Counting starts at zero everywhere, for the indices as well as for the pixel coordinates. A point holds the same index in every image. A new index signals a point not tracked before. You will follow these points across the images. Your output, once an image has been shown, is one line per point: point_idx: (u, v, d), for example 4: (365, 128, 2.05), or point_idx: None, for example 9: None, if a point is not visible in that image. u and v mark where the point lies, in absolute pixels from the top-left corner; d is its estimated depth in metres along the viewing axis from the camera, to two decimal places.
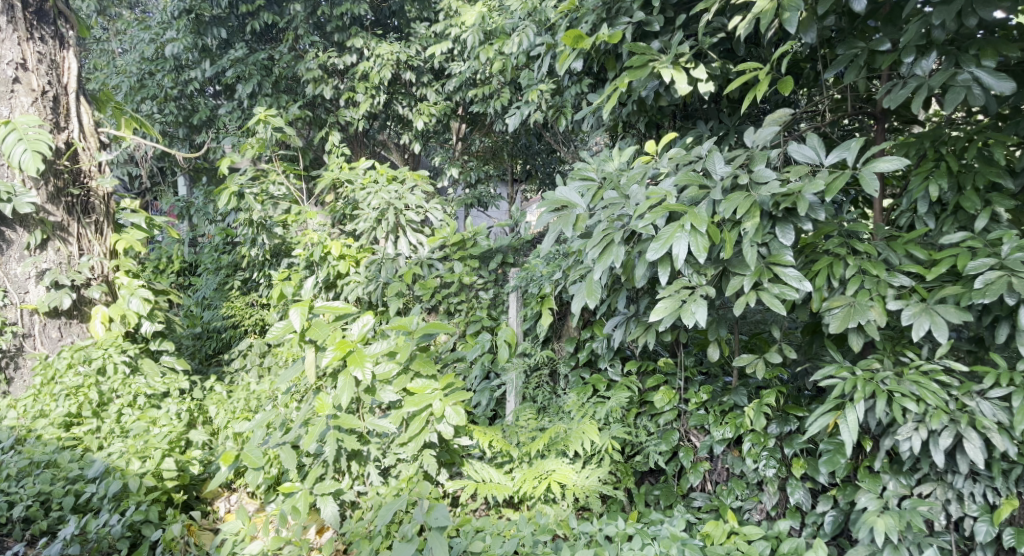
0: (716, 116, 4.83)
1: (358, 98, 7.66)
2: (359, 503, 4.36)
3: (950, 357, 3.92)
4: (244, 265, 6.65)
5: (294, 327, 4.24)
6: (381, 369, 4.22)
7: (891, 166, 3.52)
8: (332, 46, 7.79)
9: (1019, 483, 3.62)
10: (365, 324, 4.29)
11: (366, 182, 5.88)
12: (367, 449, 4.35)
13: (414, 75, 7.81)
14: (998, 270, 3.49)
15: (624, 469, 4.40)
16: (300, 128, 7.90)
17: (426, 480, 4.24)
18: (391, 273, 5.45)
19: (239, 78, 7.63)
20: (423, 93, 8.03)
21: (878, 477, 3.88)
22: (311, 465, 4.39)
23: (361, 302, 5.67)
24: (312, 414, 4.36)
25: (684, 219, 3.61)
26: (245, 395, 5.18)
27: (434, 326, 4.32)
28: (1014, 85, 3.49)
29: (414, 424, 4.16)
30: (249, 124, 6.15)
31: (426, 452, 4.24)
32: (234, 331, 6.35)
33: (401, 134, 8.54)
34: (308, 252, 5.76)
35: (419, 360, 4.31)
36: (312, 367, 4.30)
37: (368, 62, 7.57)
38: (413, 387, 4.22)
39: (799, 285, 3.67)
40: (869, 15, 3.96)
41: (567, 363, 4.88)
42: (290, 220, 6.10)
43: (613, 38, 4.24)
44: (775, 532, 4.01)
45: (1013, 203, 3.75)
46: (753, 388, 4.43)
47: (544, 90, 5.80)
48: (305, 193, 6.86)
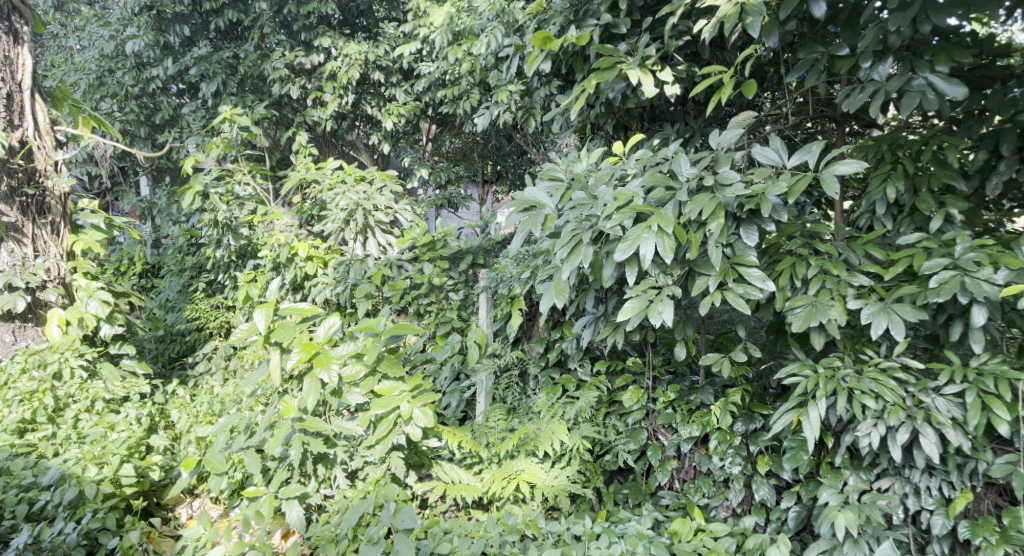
0: (682, 119, 4.89)
1: (326, 98, 7.62)
2: (326, 507, 4.33)
3: (908, 354, 4.00)
4: (209, 267, 6.57)
5: (259, 328, 4.21)
6: (347, 371, 4.20)
7: (851, 169, 3.59)
8: (299, 46, 7.74)
9: (973, 477, 3.71)
10: (331, 326, 4.29)
11: (335, 182, 5.84)
12: (334, 452, 4.33)
13: (382, 75, 7.79)
14: (952, 270, 3.59)
15: (593, 469, 4.42)
16: (267, 128, 7.82)
17: (393, 483, 4.24)
18: (360, 274, 5.43)
19: (203, 77, 7.54)
20: (392, 93, 8.01)
21: (840, 473, 3.96)
22: (275, 470, 4.37)
23: (329, 304, 5.61)
24: (278, 418, 4.32)
25: (651, 220, 3.66)
26: (209, 399, 5.09)
27: (402, 327, 4.31)
28: (966, 90, 3.58)
29: (382, 426, 4.16)
30: (214, 123, 6.09)
31: (394, 454, 4.24)
32: (198, 334, 6.28)
33: (370, 134, 8.49)
34: (274, 253, 5.71)
35: (387, 362, 4.31)
36: (278, 369, 4.25)
37: (336, 62, 7.52)
38: (381, 389, 4.23)
39: (762, 285, 3.72)
40: (829, 21, 4.04)
41: (536, 363, 4.91)
42: (256, 221, 6.05)
43: (581, 40, 4.29)
44: (741, 529, 4.07)
45: (967, 204, 3.84)
46: (719, 387, 4.49)
47: (514, 91, 5.80)
48: (272, 193, 6.80)
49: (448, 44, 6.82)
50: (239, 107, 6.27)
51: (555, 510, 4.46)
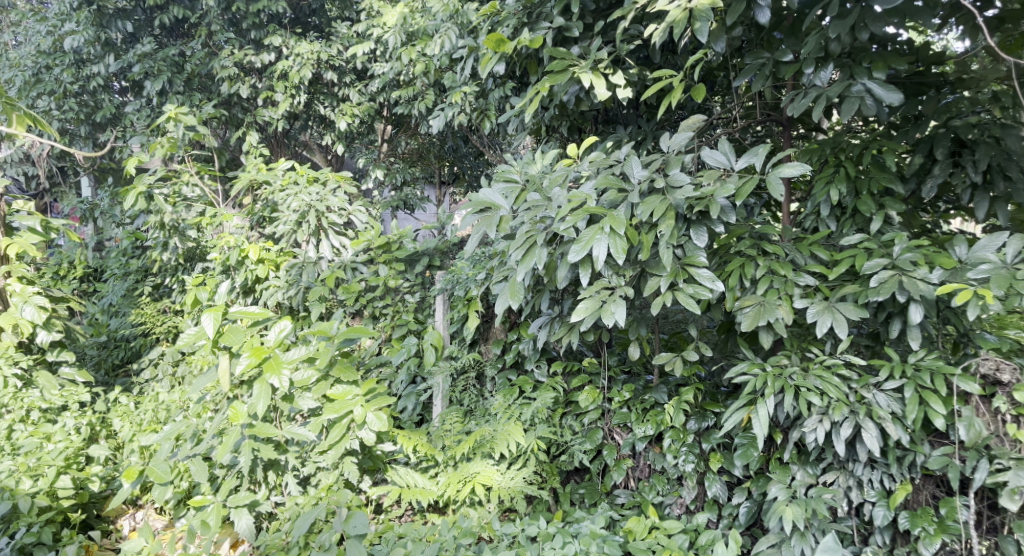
0: (635, 122, 4.96)
1: (277, 97, 7.53)
2: (277, 515, 4.33)
3: (851, 351, 4.12)
4: (155, 270, 6.43)
5: (207, 332, 4.14)
6: (299, 376, 4.18)
7: (796, 172, 3.67)
8: (248, 44, 7.65)
9: (912, 469, 3.83)
10: (282, 329, 4.24)
11: (287, 183, 5.76)
12: (285, 458, 4.28)
13: (335, 75, 7.73)
14: (890, 269, 3.70)
15: (550, 469, 4.47)
16: (215, 128, 7.70)
17: (346, 488, 4.22)
18: (313, 276, 5.41)
19: (147, 75, 7.37)
20: (345, 93, 7.94)
21: (788, 468, 4.05)
22: (224, 478, 4.31)
23: (281, 307, 5.57)
24: (226, 424, 4.25)
25: (604, 222, 3.70)
26: (154, 405, 4.97)
27: (355, 331, 4.24)
28: (901, 96, 3.70)
29: (335, 431, 4.11)
30: (159, 122, 5.97)
31: (347, 459, 4.21)
32: (145, 340, 6.16)
33: (323, 134, 8.41)
34: (223, 256, 5.62)
35: (340, 366, 4.27)
36: (227, 374, 4.20)
37: (288, 62, 7.45)
38: (333, 393, 4.20)
39: (711, 286, 3.79)
40: (773, 27, 4.12)
41: (493, 364, 4.93)
42: (206, 223, 5.96)
43: (534, 43, 4.33)
44: (694, 525, 4.13)
45: (905, 207, 3.97)
46: (673, 386, 4.55)
47: (468, 92, 5.79)
48: (221, 194, 6.71)
49: (402, 45, 6.79)
50: (185, 107, 6.17)
51: (512, 512, 4.50)
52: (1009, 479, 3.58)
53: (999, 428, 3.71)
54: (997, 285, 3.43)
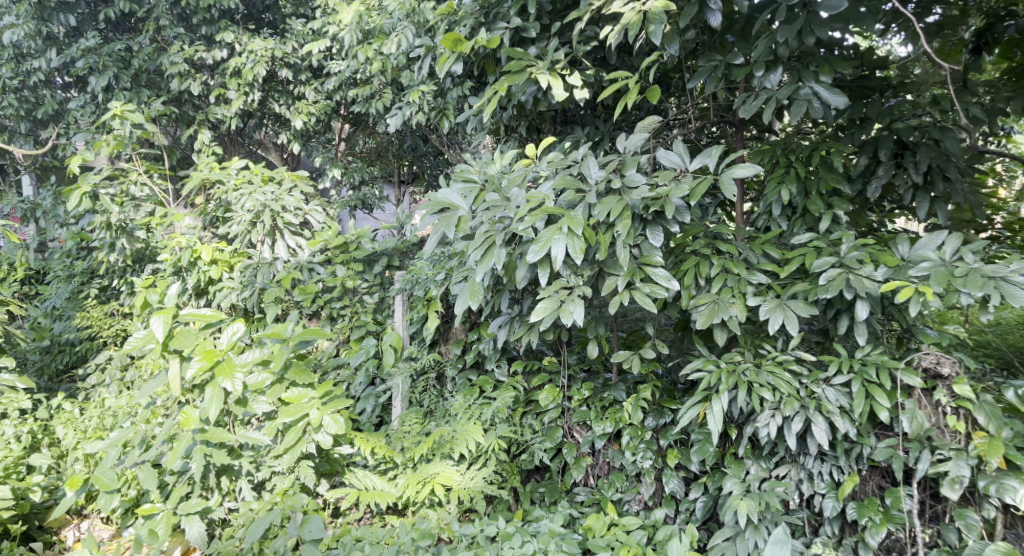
0: (593, 122, 5.01)
1: (230, 95, 7.41)
2: (230, 521, 4.26)
3: (802, 347, 4.22)
4: (102, 272, 6.28)
5: (157, 336, 4.08)
6: (253, 379, 4.15)
7: (748, 172, 3.75)
8: (199, 40, 7.52)
9: (859, 461, 3.94)
10: (235, 332, 4.19)
11: (240, 182, 5.65)
12: (238, 463, 4.24)
13: (290, 72, 7.63)
14: (838, 267, 3.80)
15: (510, 469, 4.49)
16: (165, 125, 7.57)
17: (301, 493, 4.21)
18: (268, 278, 5.34)
19: (91, 70, 7.21)
20: (301, 91, 7.83)
21: (742, 462, 4.12)
22: (174, 484, 4.25)
23: (235, 310, 5.50)
24: (177, 430, 4.16)
25: (562, 223, 3.73)
26: (99, 412, 4.86)
27: (311, 333, 4.21)
28: (847, 100, 3.81)
29: (290, 435, 4.10)
30: (104, 119, 5.85)
31: (304, 463, 4.21)
32: (90, 344, 6.03)
33: (278, 133, 8.31)
34: (175, 257, 5.50)
35: (295, 369, 4.24)
36: (177, 379, 4.13)
37: (241, 58, 7.34)
38: (289, 397, 4.17)
39: (667, 284, 3.85)
40: (725, 31, 4.20)
41: (454, 364, 4.94)
42: (155, 224, 5.86)
43: (491, 43, 4.34)
44: (652, 521, 4.19)
45: (852, 206, 4.08)
46: (632, 383, 4.60)
47: (426, 91, 5.76)
48: (171, 194, 6.60)
49: (358, 42, 6.70)
50: (131, 103, 6.04)
51: (472, 512, 4.52)
52: (949, 469, 3.72)
53: (940, 420, 3.84)
54: (937, 282, 3.55)
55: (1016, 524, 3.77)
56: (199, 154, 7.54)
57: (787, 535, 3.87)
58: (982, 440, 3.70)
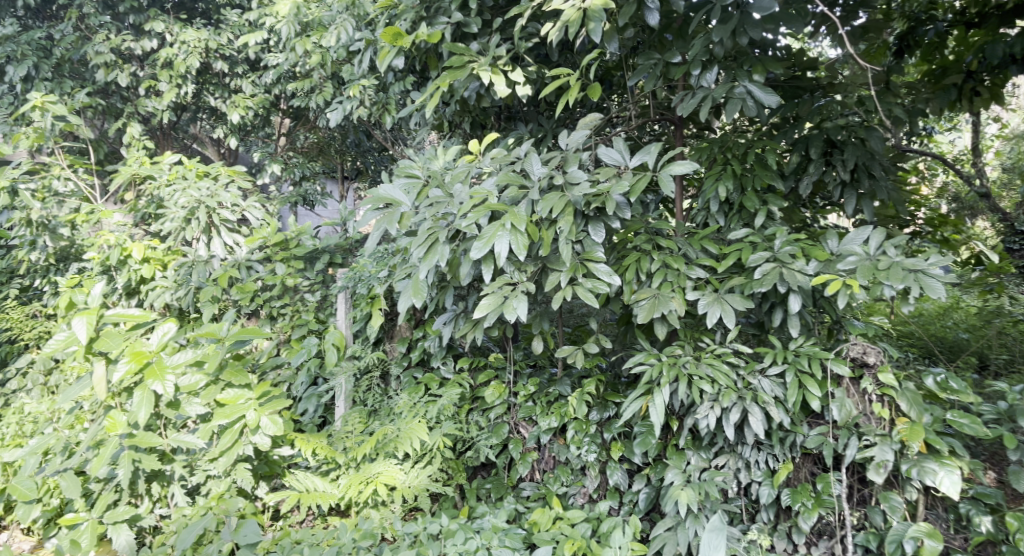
0: (535, 119, 5.04)
1: (161, 87, 7.20)
2: (162, 528, 4.20)
3: (739, 340, 4.33)
4: (22, 271, 6.08)
5: (79, 338, 3.98)
6: (186, 381, 4.08)
7: (685, 169, 3.83)
8: (127, 29, 7.30)
9: (793, 449, 4.05)
10: (166, 332, 4.10)
11: (174, 178, 5.46)
12: (170, 469, 4.14)
13: (225, 64, 7.45)
14: (772, 262, 3.90)
15: (455, 466, 4.48)
16: (90, 117, 7.34)
17: (238, 496, 4.14)
18: (203, 276, 5.18)
19: (9, 60, 6.94)
20: (238, 84, 7.65)
21: (683, 454, 4.20)
22: (99, 492, 4.17)
23: (169, 309, 5.34)
24: (102, 435, 4.09)
25: (505, 219, 3.75)
26: (18, 418, 4.77)
27: (246, 333, 4.16)
28: (779, 99, 3.91)
29: (226, 437, 4.04)
30: (22, 112, 5.68)
31: (240, 466, 4.13)
32: (11, 348, 5.81)
33: (213, 127, 8.14)
34: (103, 255, 5.31)
35: (230, 370, 4.19)
36: (103, 382, 4.01)
37: (172, 49, 7.15)
38: (224, 398, 4.11)
39: (609, 280, 3.89)
40: (664, 29, 4.27)
41: (398, 363, 4.92)
42: (81, 221, 5.70)
43: (432, 37, 4.33)
44: (596, 514, 4.23)
45: (786, 202, 4.20)
46: (576, 378, 4.66)
47: (367, 86, 5.70)
48: (97, 190, 6.42)
49: (296, 35, 6.60)
50: (54, 95, 5.84)
51: (417, 510, 4.51)
52: (875, 454, 3.86)
53: (867, 407, 3.98)
54: (863, 275, 3.68)
55: (937, 505, 3.92)
56: (130, 148, 7.33)
57: (724, 523, 3.92)
58: (905, 425, 3.86)
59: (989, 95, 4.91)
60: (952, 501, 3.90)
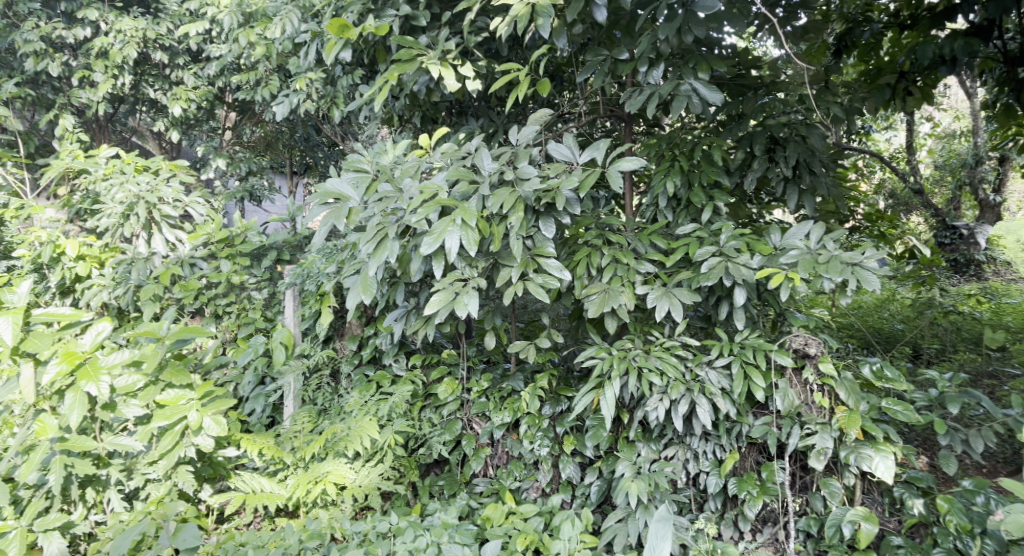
0: (486, 114, 5.05)
1: (96, 77, 6.95)
2: (97, 535, 4.10)
3: (687, 333, 4.41)
4: None
5: (5, 339, 3.80)
6: (122, 381, 3.97)
7: (633, 165, 3.87)
8: (59, 17, 7.06)
9: (739, 439, 4.14)
10: (99, 332, 4.00)
11: (110, 172, 5.29)
12: (106, 473, 4.05)
13: (165, 55, 7.25)
14: (718, 256, 3.98)
15: (408, 464, 4.46)
16: (21, 109, 7.08)
17: (178, 500, 4.07)
18: (144, 274, 5.05)
19: None
20: (178, 76, 7.43)
21: (633, 446, 4.27)
22: (30, 499, 4.02)
23: (107, 309, 5.16)
24: (32, 440, 3.94)
25: (455, 214, 3.75)
26: None
27: (188, 331, 4.08)
28: (723, 96, 3.98)
29: (166, 439, 3.99)
30: None
31: (181, 469, 4.08)
32: None
33: (153, 120, 7.94)
34: (34, 252, 5.11)
35: (170, 370, 4.10)
36: (31, 385, 3.94)
37: (108, 39, 6.91)
38: (164, 399, 4.03)
39: (560, 275, 3.93)
40: (612, 26, 4.32)
41: (349, 361, 4.89)
42: (10, 216, 5.53)
43: (380, 30, 4.30)
44: (549, 508, 4.26)
45: (731, 198, 4.28)
46: (529, 373, 4.68)
47: (314, 79, 5.61)
48: (28, 184, 6.22)
49: (239, 26, 6.44)
50: None
51: (367, 509, 4.50)
52: (816, 441, 3.96)
53: (808, 397, 4.09)
54: (804, 269, 3.77)
55: (873, 489, 4.06)
56: (62, 141, 7.10)
57: (669, 511, 3.80)
58: (843, 413, 3.98)
59: (921, 95, 5.06)
60: (886, 485, 4.04)
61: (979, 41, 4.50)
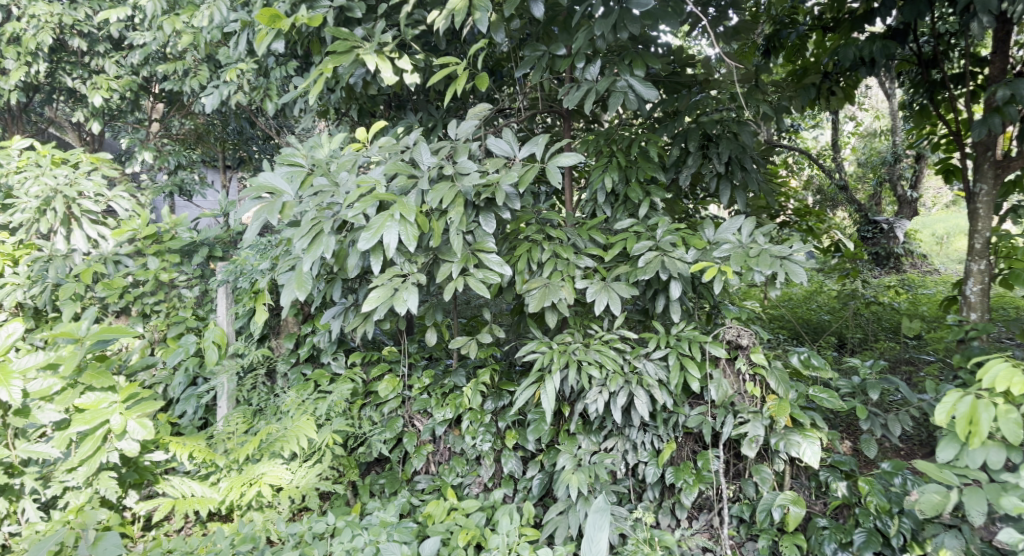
0: (425, 108, 5.03)
1: (9, 65, 6.63)
2: (12, 546, 3.97)
3: (625, 326, 4.49)
4: None
5: None
6: (37, 385, 3.85)
7: (571, 160, 3.91)
8: None
9: (675, 429, 4.24)
10: (10, 334, 3.88)
11: (23, 165, 5.06)
12: (20, 482, 3.96)
13: (83, 42, 6.94)
14: (654, 250, 4.04)
15: (347, 462, 4.44)
16: None
17: (100, 508, 3.95)
18: (62, 272, 4.87)
19: None
20: (99, 64, 7.13)
21: (574, 438, 4.31)
22: None
23: (23, 309, 4.96)
24: None
25: (393, 209, 3.72)
26: None
27: (110, 332, 4.00)
28: (658, 92, 4.04)
29: (87, 445, 3.84)
30: None
31: (103, 475, 3.94)
32: None
33: (72, 110, 7.62)
34: None
35: (90, 373, 4.01)
36: None
37: (20, 24, 6.57)
38: (84, 403, 3.91)
39: (500, 269, 3.95)
40: (550, 21, 4.36)
41: (286, 359, 4.82)
42: None
43: (314, 21, 4.23)
44: (491, 502, 4.28)
45: (667, 194, 4.36)
46: (471, 368, 4.71)
47: (245, 70, 5.49)
48: None
49: (162, 14, 6.21)
50: None
51: (306, 510, 4.46)
52: (748, 430, 4.07)
53: (741, 386, 4.19)
54: (736, 262, 3.87)
55: (800, 474, 4.19)
56: None
57: (606, 503, 3.91)
58: (774, 402, 4.09)
59: (844, 95, 5.23)
60: (813, 470, 4.17)
61: (897, 44, 4.61)
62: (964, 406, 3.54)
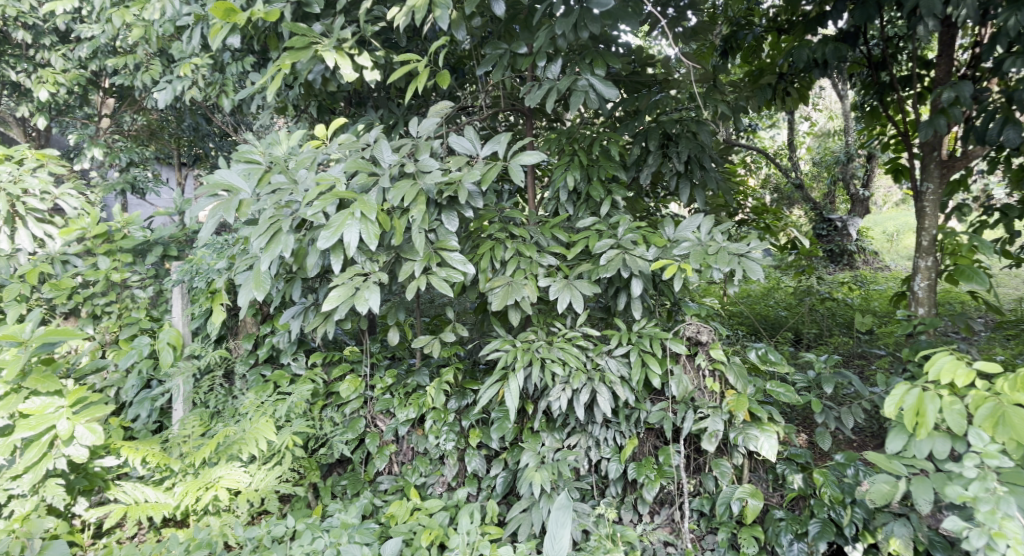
0: (386, 105, 5.01)
1: None
2: None
3: (588, 324, 4.52)
4: None
5: None
6: None
7: (532, 159, 3.93)
8: None
9: (637, 425, 4.29)
10: None
11: None
12: None
13: (28, 35, 6.75)
14: (615, 249, 4.07)
15: (307, 464, 4.40)
16: None
17: (47, 516, 3.86)
18: (7, 273, 4.78)
19: None
20: (45, 57, 6.92)
21: (538, 436, 4.33)
22: None
23: None
24: None
25: (354, 207, 3.70)
26: None
27: (55, 334, 3.96)
28: (618, 91, 4.08)
29: (32, 451, 3.78)
30: None
31: (50, 482, 3.87)
32: None
33: (17, 105, 7.41)
34: None
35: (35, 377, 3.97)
36: None
37: None
38: (28, 408, 3.87)
39: (462, 268, 3.94)
40: (511, 20, 4.38)
41: (245, 360, 4.76)
42: None
43: (270, 16, 4.18)
44: (454, 501, 4.28)
45: (629, 192, 4.39)
46: (434, 367, 4.70)
47: (200, 65, 5.39)
48: None
49: (112, 6, 6.05)
50: None
51: (265, 512, 4.42)
52: (707, 424, 4.11)
53: (700, 382, 4.24)
54: (695, 260, 3.91)
55: (758, 468, 4.27)
56: None
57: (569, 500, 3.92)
58: (732, 396, 4.14)
59: (799, 95, 5.33)
60: (771, 463, 4.25)
61: (848, 46, 4.70)
62: (911, 399, 3.63)
